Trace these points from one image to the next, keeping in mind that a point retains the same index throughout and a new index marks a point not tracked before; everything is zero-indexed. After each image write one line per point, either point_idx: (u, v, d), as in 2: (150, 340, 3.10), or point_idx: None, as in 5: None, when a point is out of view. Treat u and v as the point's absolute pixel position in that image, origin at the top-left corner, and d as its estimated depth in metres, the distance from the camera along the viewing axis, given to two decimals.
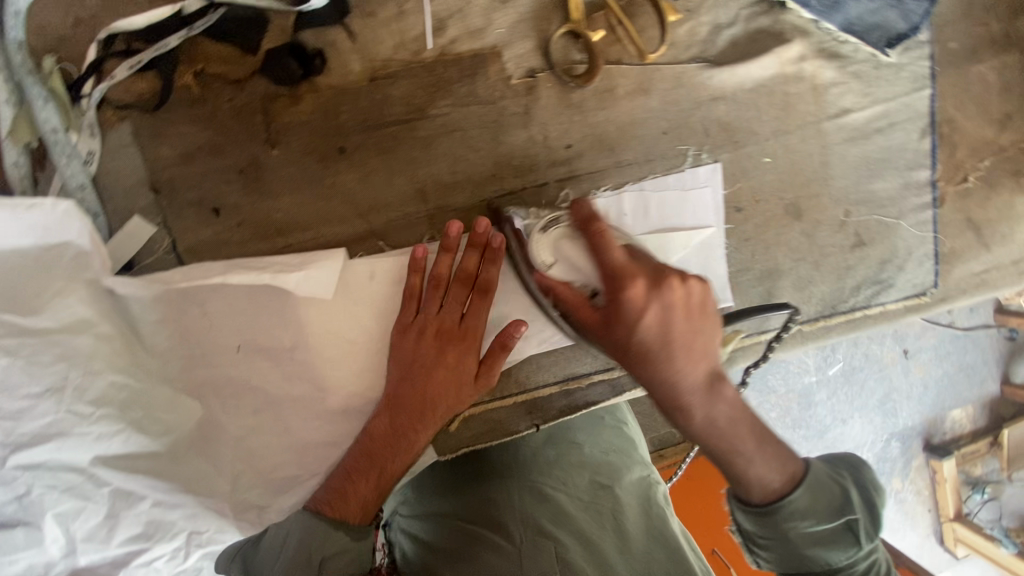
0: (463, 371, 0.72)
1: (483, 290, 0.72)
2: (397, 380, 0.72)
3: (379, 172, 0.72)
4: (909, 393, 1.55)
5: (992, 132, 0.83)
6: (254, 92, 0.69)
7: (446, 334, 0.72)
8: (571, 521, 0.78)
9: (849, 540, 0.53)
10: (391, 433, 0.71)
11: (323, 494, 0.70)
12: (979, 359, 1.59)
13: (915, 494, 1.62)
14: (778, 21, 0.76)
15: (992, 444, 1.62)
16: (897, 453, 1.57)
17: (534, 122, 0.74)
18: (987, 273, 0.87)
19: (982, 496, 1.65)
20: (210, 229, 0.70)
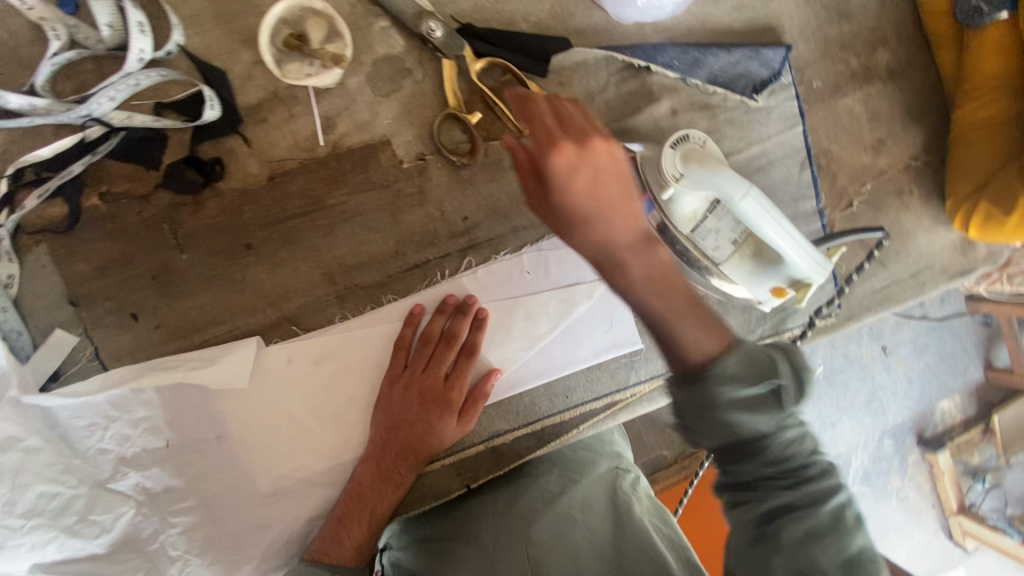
0: (445, 424, 0.76)
1: (468, 351, 0.77)
2: (386, 431, 0.76)
3: (287, 262, 0.77)
4: (894, 389, 1.56)
5: (868, 157, 0.88)
6: (161, 204, 0.74)
7: (430, 396, 0.76)
8: (541, 522, 0.79)
9: (771, 404, 0.48)
10: (376, 482, 0.76)
11: (318, 541, 0.74)
12: (958, 348, 1.61)
13: (916, 490, 1.61)
14: (646, 82, 0.82)
15: (985, 431, 1.62)
16: (891, 452, 1.58)
17: (429, 200, 0.79)
18: (889, 289, 0.90)
19: (983, 485, 1.63)
20: (129, 334, 0.75)
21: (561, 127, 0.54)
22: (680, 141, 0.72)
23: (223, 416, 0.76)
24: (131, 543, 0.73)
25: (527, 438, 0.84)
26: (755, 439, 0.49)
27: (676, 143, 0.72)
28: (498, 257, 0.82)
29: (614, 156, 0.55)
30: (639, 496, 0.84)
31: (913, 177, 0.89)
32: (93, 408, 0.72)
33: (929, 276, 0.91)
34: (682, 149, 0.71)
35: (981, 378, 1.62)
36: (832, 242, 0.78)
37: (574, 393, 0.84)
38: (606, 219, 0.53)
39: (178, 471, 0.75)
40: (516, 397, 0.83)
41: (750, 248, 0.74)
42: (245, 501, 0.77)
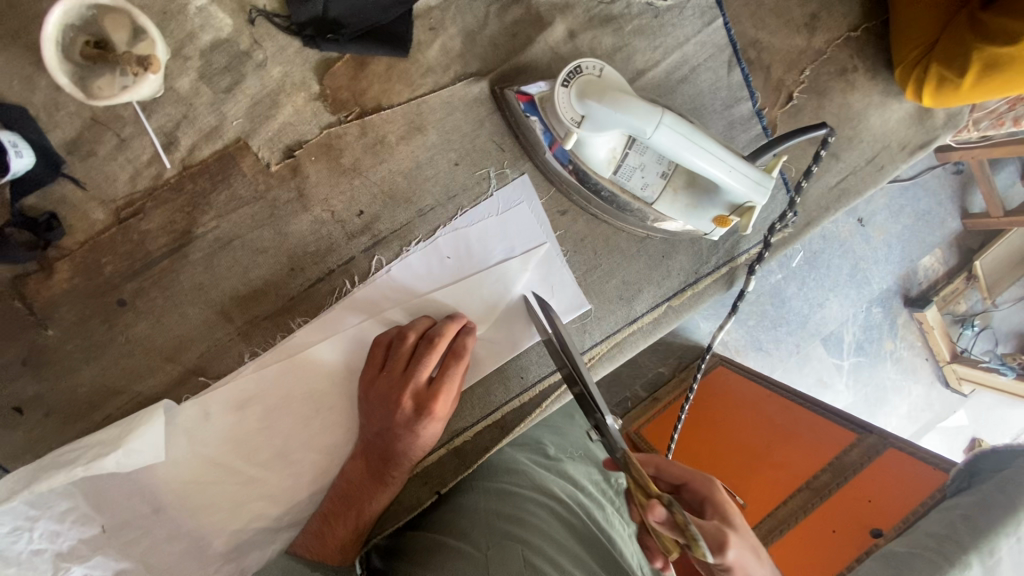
0: (433, 430, 0.68)
1: (454, 355, 0.68)
2: (370, 435, 0.69)
3: (171, 310, 0.67)
4: (875, 258, 1.52)
5: (802, 38, 0.77)
6: (1, 279, 0.63)
7: (412, 402, 0.67)
8: (539, 520, 0.78)
9: None
10: (365, 482, 0.71)
11: (305, 537, 0.72)
12: (934, 201, 1.55)
13: (909, 348, 1.60)
14: (532, 6, 0.70)
15: (969, 279, 1.59)
16: (880, 317, 1.56)
17: (314, 202, 0.68)
18: (845, 182, 0.81)
19: (972, 330, 1.64)
20: (20, 429, 0.66)
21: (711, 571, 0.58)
22: (574, 75, 0.60)
23: (153, 488, 0.69)
24: None
25: (491, 430, 0.78)
26: None
27: (571, 78, 0.60)
28: (411, 248, 0.72)
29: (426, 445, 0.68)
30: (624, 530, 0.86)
31: (855, 50, 0.79)
32: (5, 515, 0.65)
33: (888, 157, 0.83)
34: (578, 84, 0.59)
35: (959, 229, 1.58)
36: (772, 151, 0.67)
37: (529, 371, 0.78)
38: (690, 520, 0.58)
39: (124, 555, 0.70)
40: (468, 391, 0.76)
41: (683, 179, 0.66)
42: (205, 567, 0.72)
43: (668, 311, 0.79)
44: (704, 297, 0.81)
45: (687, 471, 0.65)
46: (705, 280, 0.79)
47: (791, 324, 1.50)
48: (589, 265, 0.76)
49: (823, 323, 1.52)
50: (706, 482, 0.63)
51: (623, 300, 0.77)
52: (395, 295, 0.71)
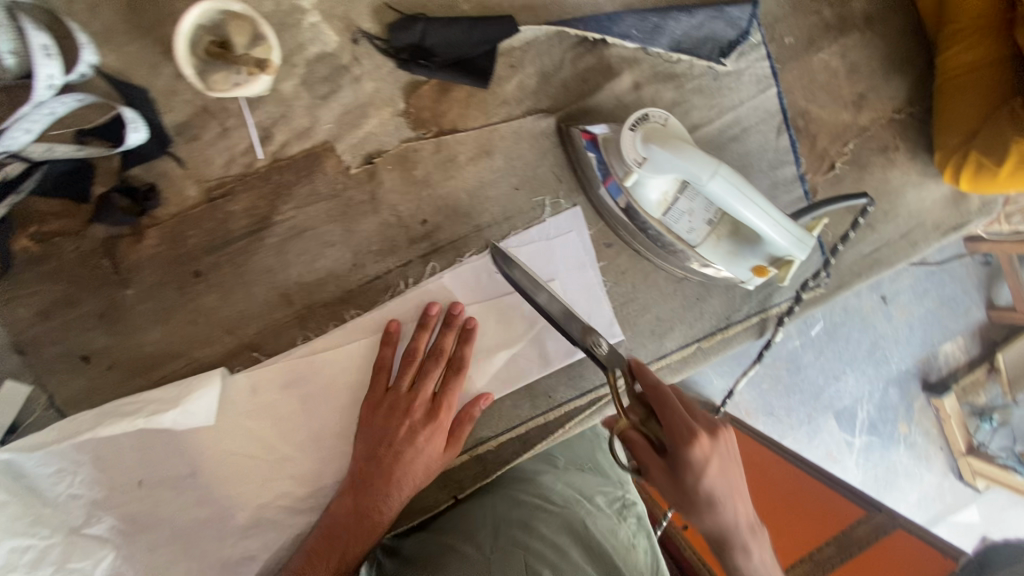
0: (431, 447, 0.73)
1: (456, 368, 0.74)
2: (362, 460, 0.72)
3: (239, 286, 0.73)
4: (897, 338, 1.54)
5: (849, 114, 0.83)
6: (96, 238, 0.69)
7: (418, 416, 0.73)
8: (544, 530, 0.79)
9: None
10: (358, 514, 0.70)
11: (295, 565, 0.68)
12: (959, 290, 1.57)
13: (924, 435, 1.59)
14: (604, 57, 0.76)
15: (990, 371, 1.60)
16: (896, 399, 1.56)
17: (383, 206, 0.75)
18: (878, 252, 0.85)
19: (992, 425, 1.62)
20: (83, 378, 0.71)
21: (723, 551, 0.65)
22: (639, 121, 0.66)
23: (192, 451, 0.73)
24: None
25: (513, 443, 0.80)
26: None
27: (637, 125, 0.66)
28: (464, 259, 0.77)
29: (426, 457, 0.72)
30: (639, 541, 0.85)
31: (897, 131, 0.84)
32: (58, 454, 0.70)
33: (921, 235, 0.87)
34: (644, 130, 0.65)
35: (983, 318, 1.60)
36: (814, 213, 0.72)
37: (557, 392, 0.81)
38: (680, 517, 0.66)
39: (154, 512, 0.73)
40: (497, 401, 0.80)
41: (727, 228, 0.71)
42: (225, 537, 0.74)
43: (697, 352, 0.83)
44: (732, 343, 0.84)
45: (703, 427, 0.63)
46: (735, 326, 0.83)
47: (803, 395, 1.50)
48: (626, 297, 0.80)
49: (839, 397, 1.52)
50: (713, 461, 0.61)
51: (654, 335, 0.81)
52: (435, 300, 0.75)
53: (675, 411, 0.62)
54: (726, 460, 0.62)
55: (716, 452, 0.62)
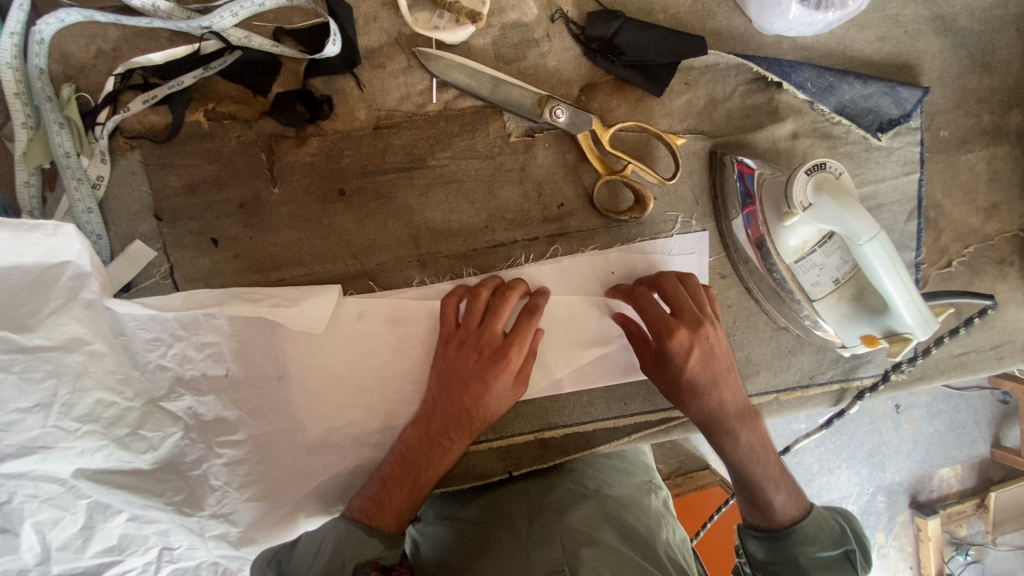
0: (498, 387, 0.71)
1: (527, 310, 0.72)
2: (438, 392, 0.73)
3: (375, 216, 0.74)
4: (897, 449, 1.54)
5: (978, 220, 0.85)
6: (262, 132, 0.72)
7: (486, 353, 0.72)
8: (580, 512, 0.81)
9: (848, 567, 0.73)
10: (425, 443, 0.72)
11: (359, 502, 0.72)
12: (970, 420, 1.58)
13: (898, 550, 1.59)
14: (773, 99, 0.79)
15: (979, 505, 1.59)
16: (882, 507, 1.56)
17: (529, 179, 0.77)
18: (965, 356, 0.87)
19: (965, 558, 1.60)
20: (207, 259, 0.73)
21: (745, 414, 0.75)
22: (816, 167, 0.67)
23: (287, 356, 0.75)
24: (173, 466, 0.74)
25: (577, 438, 0.83)
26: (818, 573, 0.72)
27: (811, 170, 0.67)
28: (585, 250, 0.79)
29: (493, 397, 0.71)
30: (670, 527, 0.88)
31: (1017, 248, 0.86)
32: (163, 322, 0.72)
33: (1009, 352, 0.88)
34: (819, 177, 0.66)
35: (986, 455, 1.60)
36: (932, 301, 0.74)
37: (632, 402, 0.83)
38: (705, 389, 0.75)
39: (233, 404, 0.75)
40: (574, 394, 0.81)
41: (851, 291, 0.72)
42: (290, 447, 0.76)
43: (773, 401, 0.84)
44: (807, 403, 0.86)
45: (698, 347, 0.71)
46: (815, 387, 0.84)
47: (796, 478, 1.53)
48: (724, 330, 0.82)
49: (828, 489, 1.53)
50: (690, 349, 0.71)
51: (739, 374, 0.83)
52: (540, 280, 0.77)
53: (656, 310, 0.71)
54: (698, 339, 0.71)
55: (696, 342, 0.71)
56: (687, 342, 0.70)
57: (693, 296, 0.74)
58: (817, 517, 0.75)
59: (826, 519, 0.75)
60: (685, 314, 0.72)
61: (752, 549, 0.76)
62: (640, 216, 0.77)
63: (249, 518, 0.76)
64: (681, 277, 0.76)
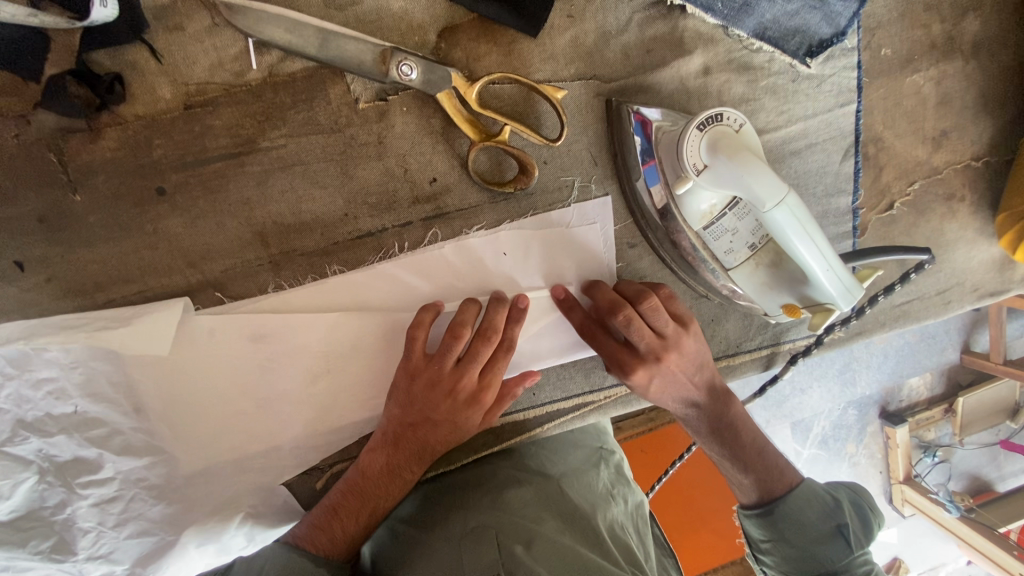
0: (467, 424, 0.66)
1: (483, 337, 0.64)
2: (401, 427, 0.65)
3: (208, 215, 0.63)
4: (869, 363, 1.49)
5: (924, 151, 0.74)
6: (44, 126, 0.58)
7: (459, 399, 0.65)
8: (517, 502, 0.71)
9: (841, 542, 0.66)
10: (385, 476, 0.65)
11: (304, 529, 0.65)
12: (942, 329, 1.53)
13: (868, 457, 1.54)
14: (677, 28, 0.65)
15: (946, 410, 1.54)
16: (852, 420, 1.51)
17: (390, 153, 0.64)
18: (908, 305, 0.79)
19: (932, 459, 1.57)
20: (14, 287, 0.62)
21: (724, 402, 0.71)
22: (711, 121, 0.57)
23: (140, 385, 0.65)
24: (33, 514, 0.65)
25: (485, 435, 0.75)
26: (805, 546, 0.66)
27: (706, 124, 0.57)
28: (470, 232, 0.68)
29: (463, 433, 0.67)
30: (620, 498, 0.81)
31: (969, 180, 0.76)
32: None
33: (956, 295, 0.80)
34: (713, 133, 0.56)
35: (955, 360, 1.55)
36: (864, 259, 0.64)
37: (543, 391, 0.75)
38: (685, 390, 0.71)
39: (89, 443, 0.65)
40: None
41: (768, 257, 0.63)
42: (162, 481, 0.68)
43: None
44: (734, 372, 0.78)
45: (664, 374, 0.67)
46: (744, 356, 0.76)
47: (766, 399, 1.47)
48: None
49: (799, 408, 1.47)
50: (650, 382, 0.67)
51: None
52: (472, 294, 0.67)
53: (608, 349, 0.67)
54: (660, 371, 0.67)
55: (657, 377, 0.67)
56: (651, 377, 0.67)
57: (653, 317, 0.65)
58: (807, 490, 0.69)
59: (817, 493, 0.69)
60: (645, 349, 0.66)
61: (748, 529, 0.72)
62: (528, 185, 0.66)
63: (133, 555, 0.69)
64: (641, 299, 0.65)
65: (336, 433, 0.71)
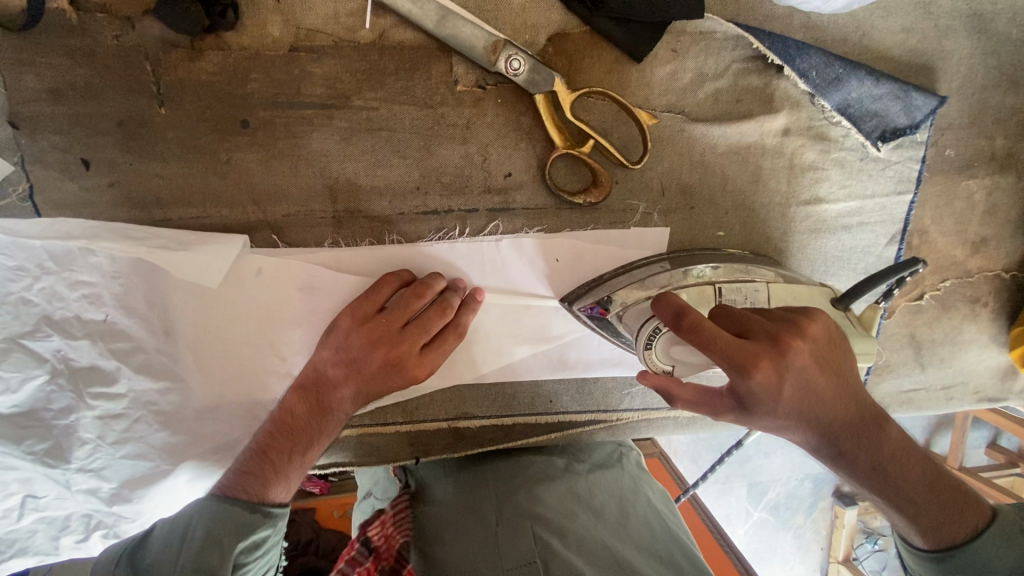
0: (389, 373, 0.64)
1: (442, 307, 0.64)
2: (326, 364, 0.64)
3: (284, 157, 0.63)
4: None
5: (962, 253, 0.78)
6: (147, 34, 0.58)
7: (376, 337, 0.63)
8: (550, 497, 0.72)
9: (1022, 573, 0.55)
10: (312, 412, 0.64)
11: (233, 477, 0.63)
12: None
13: (813, 532, 1.50)
14: (770, 85, 0.68)
15: None
16: (807, 492, 1.46)
17: (474, 139, 0.65)
18: (914, 392, 0.83)
19: (873, 546, 1.53)
20: (75, 184, 0.61)
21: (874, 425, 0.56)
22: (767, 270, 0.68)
23: (176, 309, 0.65)
24: (35, 413, 0.65)
25: (495, 430, 0.77)
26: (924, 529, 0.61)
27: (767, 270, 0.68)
28: (529, 231, 0.69)
29: (379, 378, 0.64)
30: (651, 486, 0.80)
31: (995, 289, 0.80)
32: (29, 251, 0.61)
33: (959, 394, 0.84)
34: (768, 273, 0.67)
35: None
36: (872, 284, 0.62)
37: (559, 400, 0.76)
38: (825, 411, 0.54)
39: (111, 354, 0.65)
40: (496, 385, 0.74)
41: None
42: (172, 409, 0.68)
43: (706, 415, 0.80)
44: None
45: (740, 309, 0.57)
46: None
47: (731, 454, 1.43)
48: None
49: (759, 471, 1.44)
50: (781, 384, 0.50)
51: None
52: (457, 277, 0.68)
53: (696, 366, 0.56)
54: (772, 403, 0.51)
55: (788, 367, 0.51)
56: (772, 379, 0.50)
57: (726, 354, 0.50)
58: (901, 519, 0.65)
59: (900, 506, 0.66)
60: (755, 334, 0.53)
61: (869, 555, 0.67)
62: (598, 199, 0.67)
63: (123, 477, 0.68)
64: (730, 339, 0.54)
65: None
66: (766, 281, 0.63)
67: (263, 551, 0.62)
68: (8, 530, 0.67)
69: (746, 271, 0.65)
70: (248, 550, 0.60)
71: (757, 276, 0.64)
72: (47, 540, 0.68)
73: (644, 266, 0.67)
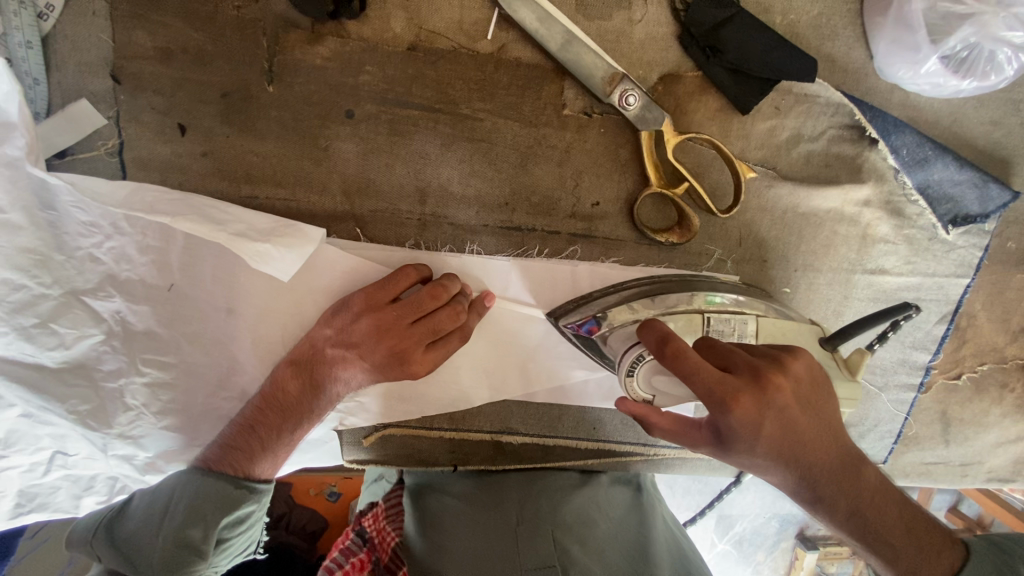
0: (390, 366, 0.61)
1: (453, 311, 0.61)
2: (328, 345, 0.61)
3: (382, 153, 0.62)
4: None
5: (1003, 340, 0.80)
6: (269, 10, 0.58)
7: (382, 330, 0.60)
8: (571, 505, 0.72)
9: None
10: (303, 391, 0.62)
11: (216, 450, 0.62)
12: None
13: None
14: (860, 155, 0.69)
15: None
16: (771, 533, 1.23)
17: (569, 163, 0.65)
18: (934, 466, 0.85)
19: None
20: (168, 147, 0.60)
21: (861, 463, 0.54)
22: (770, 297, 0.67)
23: (245, 288, 0.64)
24: (83, 372, 0.63)
25: (534, 449, 0.77)
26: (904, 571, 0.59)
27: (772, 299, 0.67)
28: (608, 262, 0.69)
29: (376, 367, 0.61)
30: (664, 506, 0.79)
31: None
32: (109, 208, 0.59)
33: (974, 472, 0.85)
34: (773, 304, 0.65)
35: None
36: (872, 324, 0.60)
37: (604, 428, 0.77)
38: (818, 452, 0.52)
39: (173, 323, 0.64)
40: (544, 405, 0.75)
41: None
42: (225, 387, 0.67)
43: None
44: None
45: (724, 343, 0.55)
46: None
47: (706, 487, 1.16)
48: None
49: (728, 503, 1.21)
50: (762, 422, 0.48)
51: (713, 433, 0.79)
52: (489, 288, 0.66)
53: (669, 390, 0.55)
54: (759, 442, 0.49)
55: (769, 403, 0.49)
56: (752, 415, 0.48)
57: (705, 384, 0.48)
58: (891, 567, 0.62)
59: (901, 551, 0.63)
60: (738, 368, 0.51)
61: None
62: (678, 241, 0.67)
63: (161, 447, 0.67)
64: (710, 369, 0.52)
65: (405, 402, 0.72)
66: (755, 313, 0.62)
67: (246, 526, 0.62)
68: (30, 484, 0.63)
69: (737, 300, 0.64)
70: (230, 526, 0.61)
71: (747, 307, 0.63)
72: (69, 500, 0.65)
73: (652, 282, 0.66)
